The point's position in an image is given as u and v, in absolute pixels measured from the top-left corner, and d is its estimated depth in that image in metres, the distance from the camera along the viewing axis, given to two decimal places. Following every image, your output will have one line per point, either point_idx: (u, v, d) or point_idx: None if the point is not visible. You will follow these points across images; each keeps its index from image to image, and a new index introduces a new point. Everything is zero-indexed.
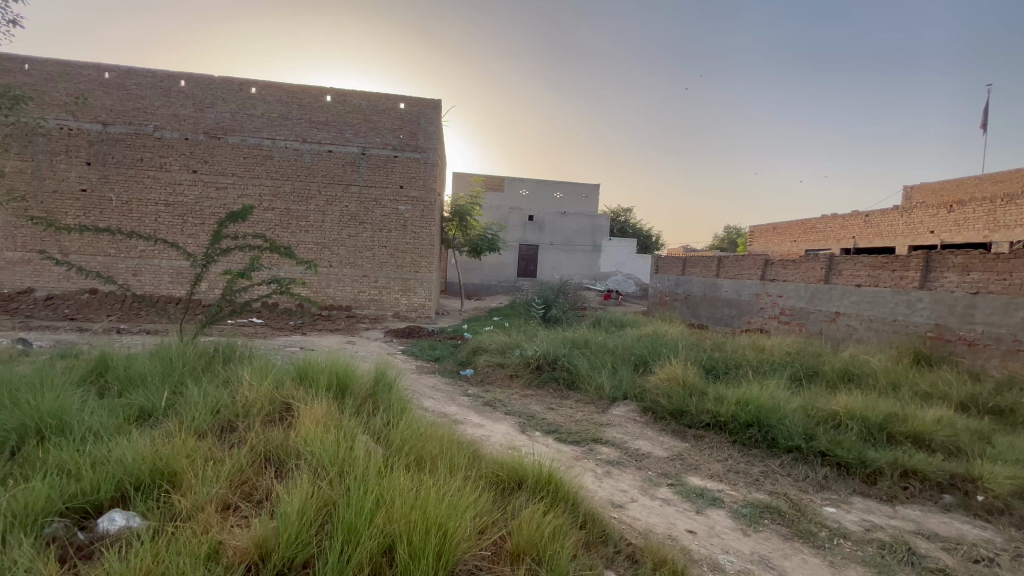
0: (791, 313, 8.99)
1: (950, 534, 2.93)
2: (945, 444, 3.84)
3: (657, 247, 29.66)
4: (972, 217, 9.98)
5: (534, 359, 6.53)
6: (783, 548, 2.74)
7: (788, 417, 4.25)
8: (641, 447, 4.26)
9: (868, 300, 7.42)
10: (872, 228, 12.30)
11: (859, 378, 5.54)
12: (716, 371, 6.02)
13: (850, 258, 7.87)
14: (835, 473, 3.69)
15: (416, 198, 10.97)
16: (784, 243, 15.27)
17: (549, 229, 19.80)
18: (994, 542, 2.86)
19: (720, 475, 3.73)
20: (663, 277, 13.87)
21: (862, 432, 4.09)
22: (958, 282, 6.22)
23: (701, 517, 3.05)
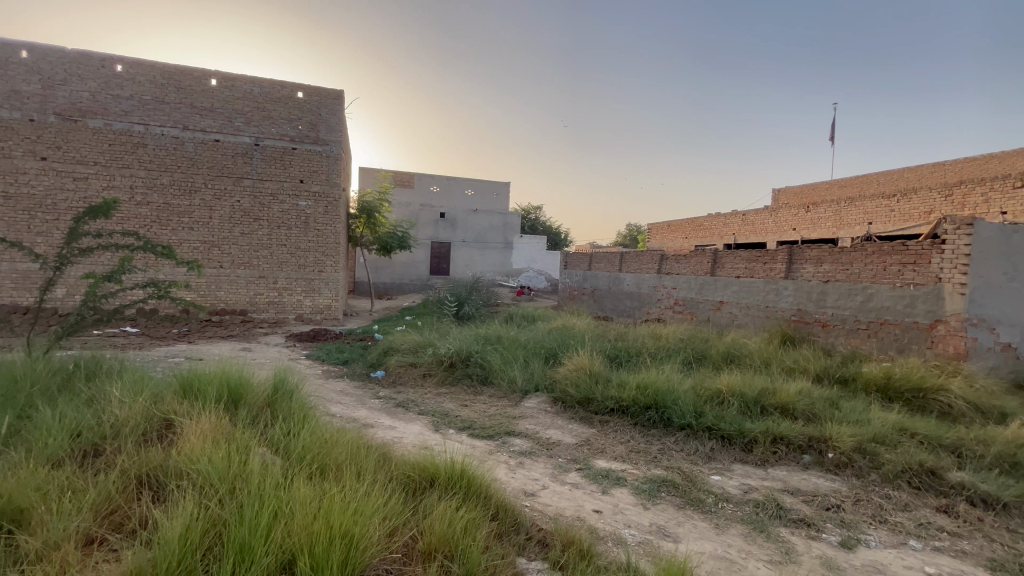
0: (683, 304, 9.83)
1: (809, 489, 3.41)
2: (805, 411, 4.46)
3: (566, 244, 30.87)
4: (824, 217, 11.62)
5: (447, 357, 6.49)
6: (677, 517, 3.00)
7: (680, 397, 4.67)
8: (552, 436, 4.42)
9: (746, 290, 8.35)
10: (748, 226, 13.85)
11: (738, 359, 6.23)
12: (619, 359, 6.44)
13: (730, 252, 8.80)
14: (720, 445, 4.12)
15: (318, 193, 10.34)
16: (677, 239, 16.64)
17: (461, 226, 19.75)
18: (841, 491, 3.38)
19: (624, 455, 3.99)
20: (572, 272, 14.46)
21: (740, 406, 4.61)
22: (814, 272, 7.22)
23: (606, 497, 3.25)
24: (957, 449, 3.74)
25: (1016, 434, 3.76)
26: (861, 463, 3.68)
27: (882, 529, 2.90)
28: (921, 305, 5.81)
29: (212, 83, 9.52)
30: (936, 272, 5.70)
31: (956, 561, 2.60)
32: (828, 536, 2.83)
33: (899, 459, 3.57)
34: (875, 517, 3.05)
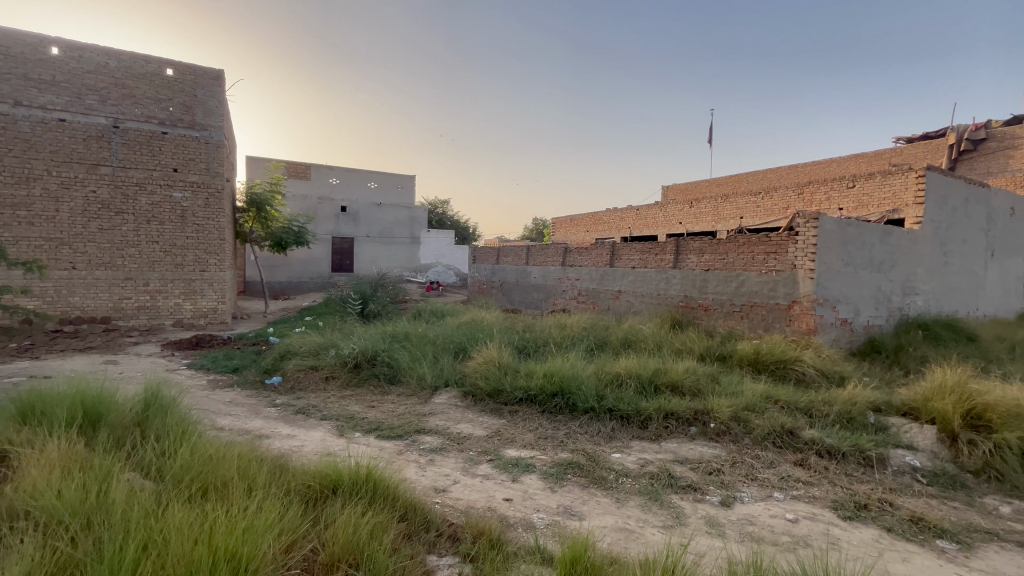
0: (586, 294, 10.34)
1: (695, 457, 3.78)
2: (691, 387, 4.93)
3: (474, 238, 30.93)
4: (704, 212, 12.86)
5: (351, 357, 6.19)
6: (582, 496, 3.16)
7: (584, 383, 4.92)
8: (462, 430, 4.42)
9: (641, 279, 8.99)
10: (641, 220, 14.92)
11: (634, 343, 6.71)
12: (527, 350, 6.61)
13: (626, 245, 9.42)
14: (619, 424, 4.41)
15: (196, 183, 9.26)
16: (579, 233, 17.43)
17: (365, 220, 18.90)
18: (721, 456, 3.80)
19: (532, 443, 4.11)
20: (480, 267, 14.52)
21: (636, 387, 4.98)
22: (697, 261, 7.98)
23: (516, 484, 3.33)
24: (809, 411, 4.38)
25: (851, 393, 4.48)
26: (736, 430, 4.15)
27: (753, 486, 3.31)
28: (781, 289, 6.68)
29: (53, 52, 8.07)
30: (791, 259, 6.59)
31: (808, 505, 3.05)
32: (711, 497, 3.16)
33: (766, 423, 4.09)
34: (747, 475, 3.46)
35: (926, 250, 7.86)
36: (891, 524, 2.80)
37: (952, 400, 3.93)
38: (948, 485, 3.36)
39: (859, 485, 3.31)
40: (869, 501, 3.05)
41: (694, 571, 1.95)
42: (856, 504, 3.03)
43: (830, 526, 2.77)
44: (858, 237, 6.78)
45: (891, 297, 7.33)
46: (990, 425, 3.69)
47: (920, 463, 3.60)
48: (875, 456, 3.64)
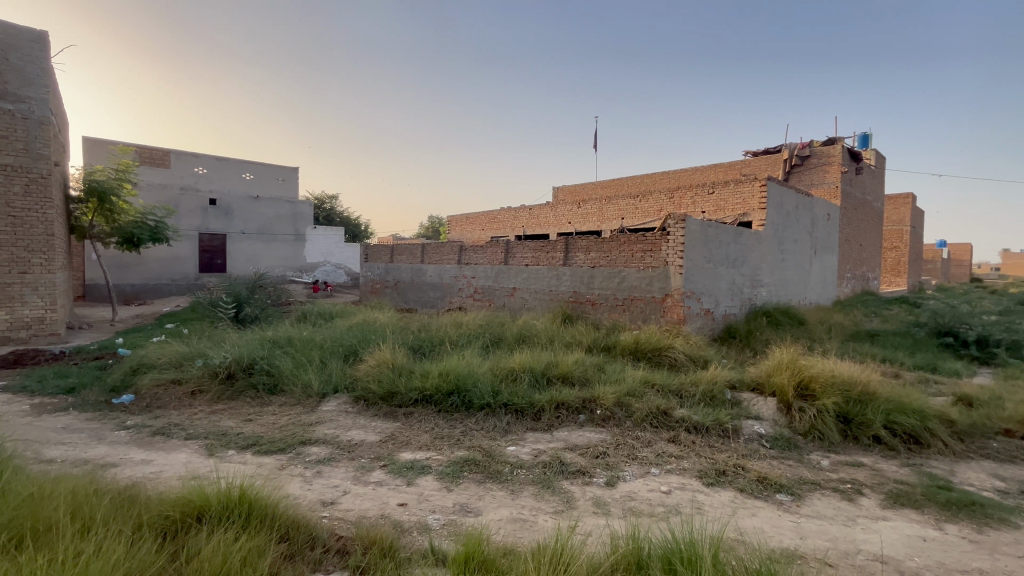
0: (482, 292, 10.44)
1: (583, 443, 4.02)
2: (580, 377, 5.22)
3: (366, 236, 29.55)
4: (590, 213, 13.68)
5: (223, 367, 5.56)
6: (478, 492, 3.19)
7: (479, 380, 4.96)
8: (353, 437, 4.21)
9: (534, 277, 9.30)
10: (534, 219, 15.42)
11: (528, 338, 6.94)
12: (422, 350, 6.50)
13: (519, 243, 9.67)
14: (514, 418, 4.53)
15: (12, 167, 7.61)
16: (475, 231, 17.50)
17: (239, 215, 17.07)
18: (607, 440, 4.08)
19: (428, 443, 4.05)
20: (373, 266, 13.91)
21: (530, 380, 5.15)
22: (584, 259, 8.47)
23: (411, 488, 3.25)
24: (679, 392, 4.88)
25: (713, 374, 5.09)
26: (619, 414, 4.49)
27: (634, 465, 3.60)
28: (657, 284, 7.37)
29: None
30: (664, 256, 7.29)
31: (679, 477, 3.40)
32: (598, 479, 3.38)
33: (644, 407, 4.48)
34: (629, 456, 3.76)
35: (768, 249, 9.20)
36: (743, 485, 3.23)
37: (788, 375, 4.65)
38: (785, 446, 3.96)
39: (719, 454, 3.77)
40: (727, 467, 3.48)
41: (581, 549, 2.07)
42: (717, 471, 3.44)
43: (696, 494, 3.12)
44: (717, 237, 7.72)
45: (743, 289, 8.47)
46: (814, 393, 4.43)
47: (764, 430, 4.20)
48: (731, 428, 4.17)
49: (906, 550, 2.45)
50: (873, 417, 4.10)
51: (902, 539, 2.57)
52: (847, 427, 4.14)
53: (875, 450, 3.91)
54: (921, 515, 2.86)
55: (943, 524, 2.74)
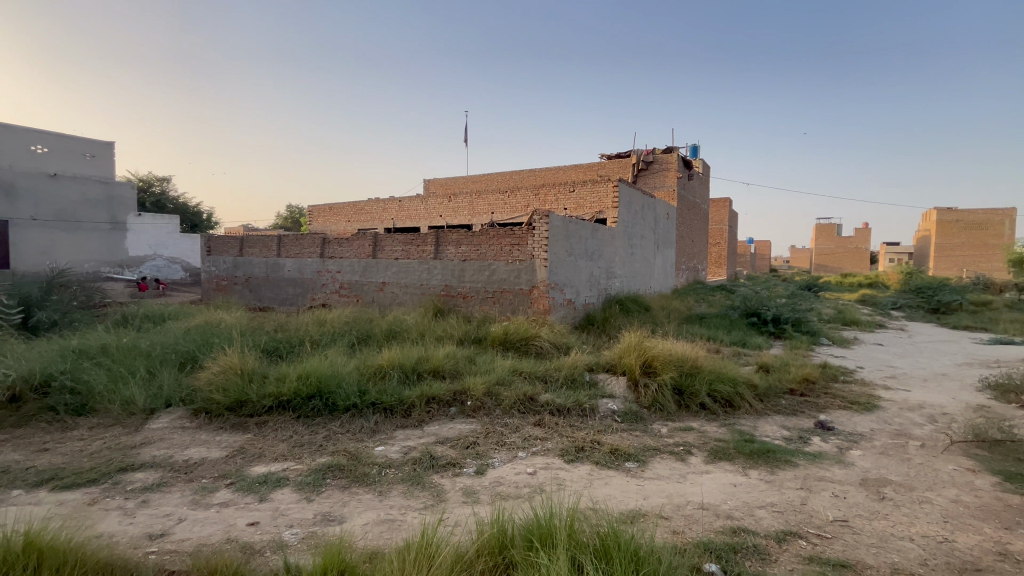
0: (348, 287, 9.85)
1: (454, 435, 4.05)
2: (451, 370, 5.24)
3: (209, 226, 25.88)
4: (461, 206, 13.75)
5: (3, 387, 4.42)
6: (342, 498, 3.01)
7: (344, 380, 4.69)
8: (191, 456, 3.67)
9: (404, 271, 9.06)
10: (404, 211, 14.98)
11: (397, 334, 6.75)
12: (278, 352, 5.92)
13: (388, 236, 9.33)
14: (382, 417, 4.38)
15: None
16: (340, 222, 16.41)
17: (28, 196, 13.62)
18: (477, 429, 4.16)
19: (285, 453, 3.71)
20: (217, 260, 12.24)
21: (400, 377, 5.02)
22: (455, 252, 8.49)
23: (264, 504, 2.94)
24: (544, 377, 5.19)
25: (574, 359, 5.50)
26: (489, 403, 4.61)
27: (502, 451, 3.73)
28: (524, 276, 7.70)
29: None
30: (530, 250, 7.66)
31: (543, 457, 3.61)
32: (467, 469, 3.42)
33: (512, 394, 4.67)
34: (498, 443, 3.88)
35: (620, 244, 10.21)
36: (598, 458, 3.55)
37: (635, 356, 5.21)
38: (633, 419, 4.45)
39: (578, 432, 4.09)
40: (585, 443, 3.80)
41: (447, 540, 2.08)
42: (576, 448, 3.73)
43: (558, 471, 3.34)
44: (577, 233, 8.33)
45: (599, 280, 9.29)
46: (656, 370, 5.05)
47: (617, 406, 4.67)
48: (589, 407, 4.57)
49: (722, 496, 2.92)
50: (700, 387, 4.80)
51: (719, 487, 3.06)
52: (681, 398, 4.80)
53: (701, 415, 4.60)
54: (733, 465, 3.43)
55: (748, 471, 3.32)
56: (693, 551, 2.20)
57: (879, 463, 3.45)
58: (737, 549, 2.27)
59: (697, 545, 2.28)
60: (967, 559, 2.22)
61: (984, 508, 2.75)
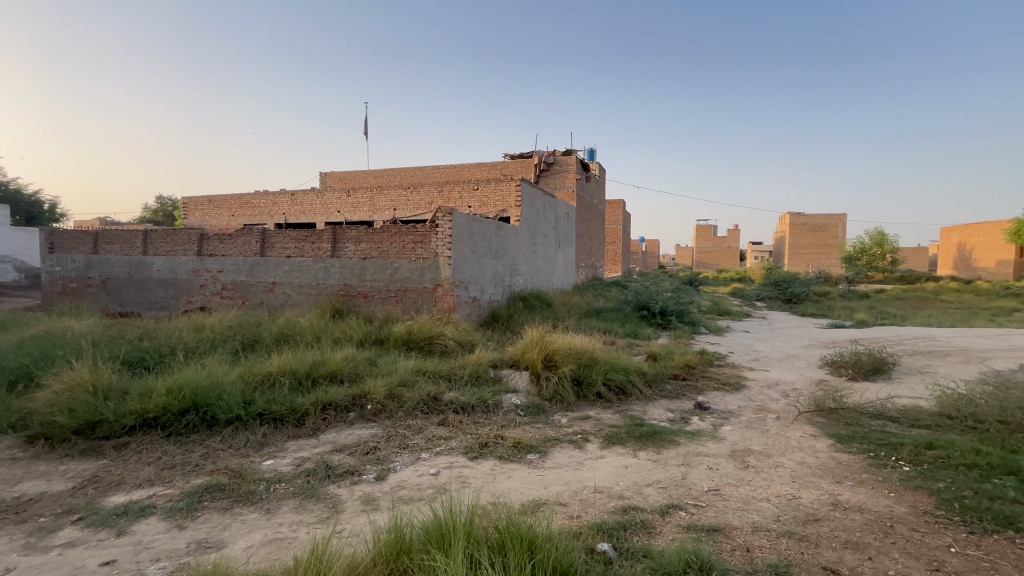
0: (232, 288, 8.93)
1: (352, 441, 3.85)
2: (350, 374, 4.98)
3: (51, 219, 21.88)
4: (361, 202, 13.16)
5: None
6: (223, 521, 2.72)
7: (226, 391, 4.24)
8: (24, 492, 3.07)
9: (297, 270, 8.43)
10: (298, 206, 13.93)
11: (289, 338, 6.27)
12: (143, 364, 5.19)
13: (278, 232, 8.62)
14: (272, 428, 4.04)
15: None
16: (222, 217, 14.81)
17: None
18: (377, 434, 4.00)
19: (152, 477, 3.26)
20: (61, 259, 10.38)
21: (292, 384, 4.67)
22: (354, 250, 8.09)
23: (123, 539, 2.56)
24: (449, 376, 5.15)
25: (478, 356, 5.53)
26: (391, 406, 4.46)
27: (405, 454, 3.63)
28: (427, 274, 7.57)
29: None
30: (434, 248, 7.55)
31: (447, 456, 3.58)
32: (367, 476, 3.28)
33: (415, 395, 4.57)
34: (401, 445, 3.77)
35: (524, 242, 10.47)
36: (501, 452, 3.60)
37: (537, 350, 5.37)
38: (535, 412, 4.59)
39: (482, 428, 4.11)
40: (489, 439, 3.84)
41: (341, 553, 1.97)
42: (480, 444, 3.75)
43: (462, 469, 3.33)
44: (480, 230, 8.37)
45: (504, 278, 9.43)
46: (556, 363, 5.26)
47: (520, 400, 4.78)
48: (493, 403, 4.62)
49: (614, 478, 3.12)
50: (596, 377, 5.09)
51: (612, 470, 3.27)
52: (580, 388, 5.04)
53: (598, 403, 4.88)
54: (625, 448, 3.69)
55: (638, 452, 3.59)
56: (588, 534, 2.32)
57: (744, 436, 3.93)
58: (627, 527, 2.44)
59: (592, 527, 2.41)
60: (809, 512, 2.61)
61: (822, 466, 3.26)
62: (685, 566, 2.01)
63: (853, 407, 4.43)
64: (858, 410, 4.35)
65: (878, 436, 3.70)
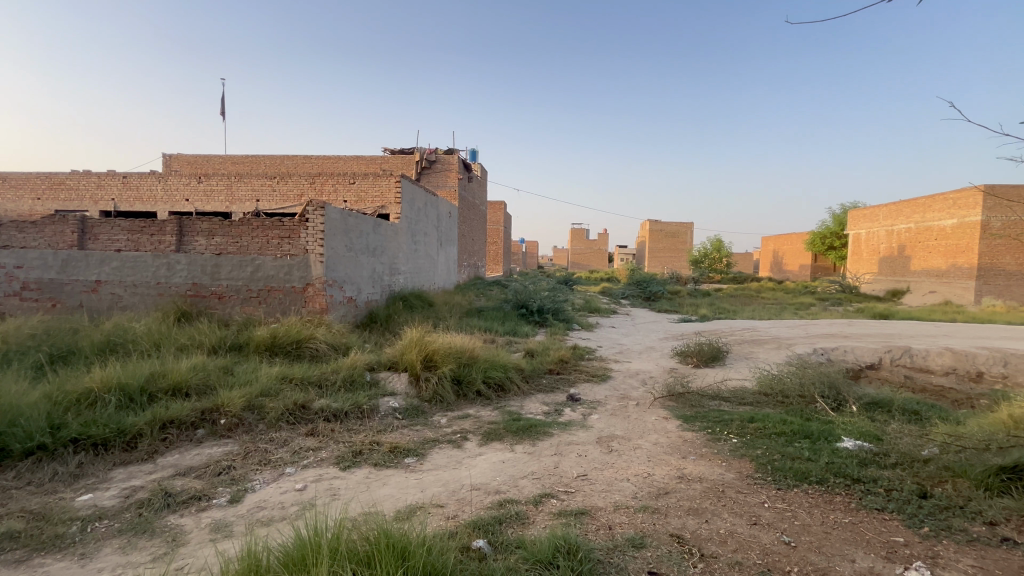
0: (38, 287, 7.22)
1: (200, 462, 3.37)
2: (198, 386, 4.36)
3: None
4: (215, 190, 11.69)
5: None
6: None
7: (23, 416, 3.43)
8: None
9: (130, 266, 7.08)
10: (132, 191, 11.85)
11: (118, 347, 5.30)
12: None
13: (105, 221, 7.38)
14: (91, 455, 3.37)
15: None
16: (23, 199, 12.01)
17: None
18: (232, 451, 3.56)
19: None
20: None
21: (119, 402, 3.93)
22: (206, 245, 7.24)
23: None
24: (319, 382, 4.79)
25: (353, 359, 5.23)
26: (249, 419, 4.01)
27: (265, 471, 3.28)
28: (296, 273, 6.95)
29: None
30: (304, 244, 7.01)
31: (315, 469, 3.32)
32: (218, 500, 2.90)
33: (278, 405, 4.16)
34: (260, 462, 3.41)
35: (404, 240, 10.18)
36: (377, 459, 3.45)
37: (416, 351, 5.26)
38: (414, 414, 4.48)
39: (356, 435, 3.89)
40: (364, 446, 3.65)
41: None
42: (353, 452, 3.55)
43: (332, 481, 3.12)
44: (357, 227, 7.93)
45: (382, 277, 9.06)
46: (436, 363, 5.20)
47: (397, 403, 4.63)
48: (368, 408, 4.41)
49: (491, 474, 3.18)
50: (476, 375, 5.14)
51: (490, 466, 3.32)
52: (459, 387, 5.04)
53: (477, 401, 4.93)
54: (502, 443, 3.77)
55: (515, 446, 3.71)
56: (463, 532, 2.33)
57: (609, 423, 4.28)
58: (502, 520, 2.50)
59: (468, 525, 2.42)
60: (660, 486, 2.93)
61: (671, 445, 3.69)
62: (555, 552, 2.11)
63: (696, 390, 5.09)
64: (700, 393, 5.01)
65: (714, 414, 4.31)
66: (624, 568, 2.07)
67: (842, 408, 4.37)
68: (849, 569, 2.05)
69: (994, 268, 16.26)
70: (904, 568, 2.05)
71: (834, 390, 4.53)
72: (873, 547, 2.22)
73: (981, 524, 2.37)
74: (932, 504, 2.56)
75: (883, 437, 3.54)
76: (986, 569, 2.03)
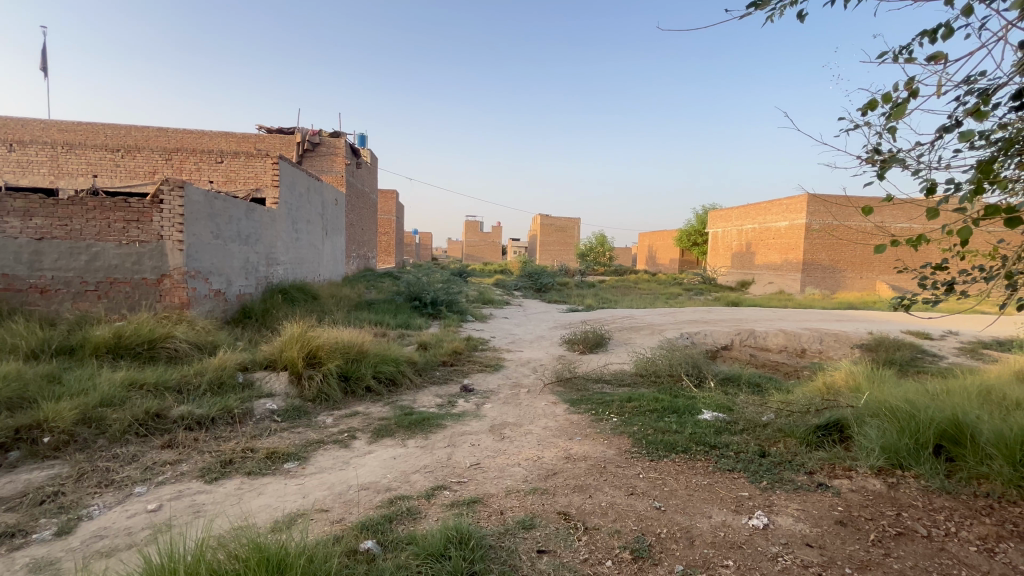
0: None
1: (13, 491, 2.77)
2: (10, 399, 3.56)
3: None
4: (34, 160, 10.02)
5: None
6: None
7: None
8: None
9: None
10: None
11: None
12: None
13: None
14: None
15: None
16: None
17: None
18: (61, 474, 2.98)
19: None
20: None
21: None
22: (20, 227, 5.78)
23: None
24: (178, 387, 4.20)
25: (221, 359, 4.68)
26: (85, 434, 3.39)
27: (108, 493, 2.81)
28: (148, 262, 6.01)
29: None
30: (157, 229, 6.02)
31: (174, 485, 2.92)
32: (41, 534, 2.41)
33: (124, 416, 3.57)
34: (101, 483, 2.90)
35: (283, 228, 9.32)
36: (250, 467, 3.13)
37: (297, 347, 4.86)
38: (296, 415, 4.14)
39: (225, 443, 3.49)
40: (234, 455, 3.29)
41: None
42: (221, 463, 3.18)
43: (194, 496, 2.76)
44: (225, 211, 7.06)
45: (257, 268, 8.20)
46: (320, 360, 4.86)
47: (275, 405, 4.25)
48: (241, 412, 3.98)
49: (381, 472, 3.06)
50: (365, 371, 4.90)
51: (379, 464, 3.20)
52: (347, 384, 4.77)
53: (367, 398, 4.72)
54: (394, 439, 3.66)
55: (407, 441, 3.62)
56: (350, 535, 2.22)
57: (502, 411, 4.38)
58: (392, 518, 2.42)
59: (355, 527, 2.31)
60: (549, 467, 3.07)
61: (559, 428, 3.89)
62: (446, 543, 2.10)
63: (583, 375, 5.43)
64: (585, 377, 5.34)
65: (598, 397, 4.62)
66: (514, 550, 2.13)
67: (703, 383, 4.97)
68: (706, 524, 2.34)
69: (814, 263, 19.62)
70: (748, 517, 2.39)
71: (697, 369, 5.13)
72: (725, 502, 2.55)
73: (803, 474, 2.85)
74: (770, 460, 3.02)
75: (733, 407, 4.09)
76: (806, 510, 2.45)
